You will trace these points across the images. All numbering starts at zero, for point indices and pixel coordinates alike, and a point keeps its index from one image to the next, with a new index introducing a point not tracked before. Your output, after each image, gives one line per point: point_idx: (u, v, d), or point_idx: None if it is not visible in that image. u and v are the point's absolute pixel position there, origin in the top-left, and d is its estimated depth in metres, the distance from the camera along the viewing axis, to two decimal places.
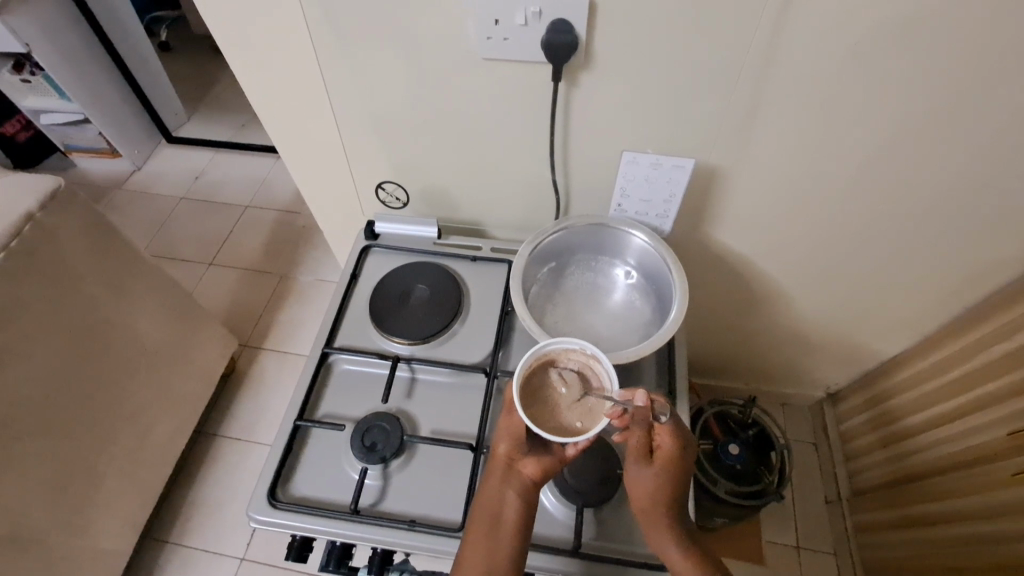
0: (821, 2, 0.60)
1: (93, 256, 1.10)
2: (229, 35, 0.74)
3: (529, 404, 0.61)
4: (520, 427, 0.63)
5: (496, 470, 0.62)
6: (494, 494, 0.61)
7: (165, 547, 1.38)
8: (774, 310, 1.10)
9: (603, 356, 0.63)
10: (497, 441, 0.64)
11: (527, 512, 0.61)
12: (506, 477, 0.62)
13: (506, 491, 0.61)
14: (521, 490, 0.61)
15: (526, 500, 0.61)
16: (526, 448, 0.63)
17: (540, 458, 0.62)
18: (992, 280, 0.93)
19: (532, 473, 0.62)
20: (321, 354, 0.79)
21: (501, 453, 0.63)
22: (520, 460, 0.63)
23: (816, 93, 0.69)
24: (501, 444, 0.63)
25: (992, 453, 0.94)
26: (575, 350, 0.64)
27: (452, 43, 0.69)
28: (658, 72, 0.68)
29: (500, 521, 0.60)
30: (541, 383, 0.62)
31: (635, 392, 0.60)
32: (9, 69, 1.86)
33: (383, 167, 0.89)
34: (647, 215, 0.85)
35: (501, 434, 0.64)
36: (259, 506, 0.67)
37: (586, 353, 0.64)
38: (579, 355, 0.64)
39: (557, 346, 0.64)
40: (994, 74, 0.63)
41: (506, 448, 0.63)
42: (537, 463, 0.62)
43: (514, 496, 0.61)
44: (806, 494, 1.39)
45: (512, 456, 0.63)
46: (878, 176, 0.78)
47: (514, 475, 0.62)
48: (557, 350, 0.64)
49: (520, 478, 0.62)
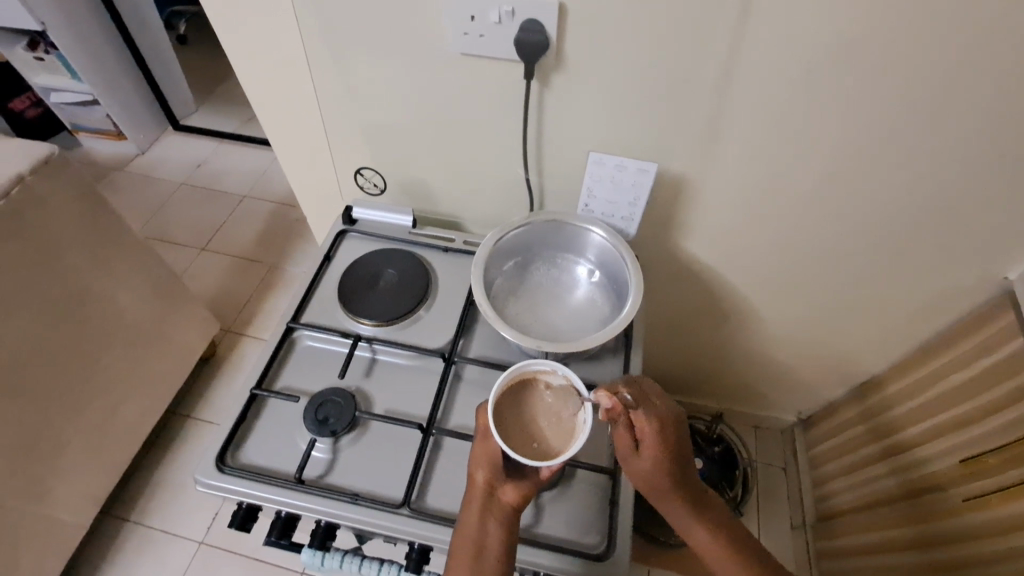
0: (774, 20, 0.64)
1: (79, 223, 1.12)
2: (219, 13, 0.77)
3: (499, 423, 0.64)
4: (497, 453, 0.63)
5: (476, 499, 0.62)
6: (476, 524, 0.61)
7: (124, 525, 1.38)
8: (743, 326, 1.12)
9: (578, 379, 0.66)
10: (474, 468, 0.63)
11: (511, 537, 0.62)
12: (487, 506, 0.62)
13: (488, 521, 0.61)
14: (504, 517, 0.62)
15: (510, 526, 0.62)
16: (504, 475, 0.63)
17: (519, 484, 0.63)
18: (951, 307, 0.96)
19: (512, 499, 0.62)
20: (286, 328, 0.80)
21: (480, 481, 0.63)
22: (499, 487, 0.63)
23: (773, 106, 0.72)
24: (479, 472, 0.63)
25: (945, 481, 0.95)
26: (549, 370, 0.67)
27: (434, 38, 0.72)
28: (624, 77, 0.72)
29: (483, 548, 0.60)
30: (514, 403, 0.65)
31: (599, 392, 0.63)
32: (24, 46, 1.92)
33: (362, 154, 0.91)
34: (613, 216, 0.87)
35: (478, 461, 0.63)
36: (206, 470, 0.68)
37: (561, 374, 0.67)
38: (555, 375, 0.67)
39: (532, 365, 0.68)
40: (942, 96, 0.67)
41: (484, 475, 0.63)
42: (516, 488, 0.63)
43: (496, 524, 0.61)
44: (772, 518, 1.39)
45: (491, 484, 0.63)
46: (837, 194, 0.81)
47: (494, 504, 0.62)
48: (534, 370, 0.68)
49: (501, 504, 0.62)
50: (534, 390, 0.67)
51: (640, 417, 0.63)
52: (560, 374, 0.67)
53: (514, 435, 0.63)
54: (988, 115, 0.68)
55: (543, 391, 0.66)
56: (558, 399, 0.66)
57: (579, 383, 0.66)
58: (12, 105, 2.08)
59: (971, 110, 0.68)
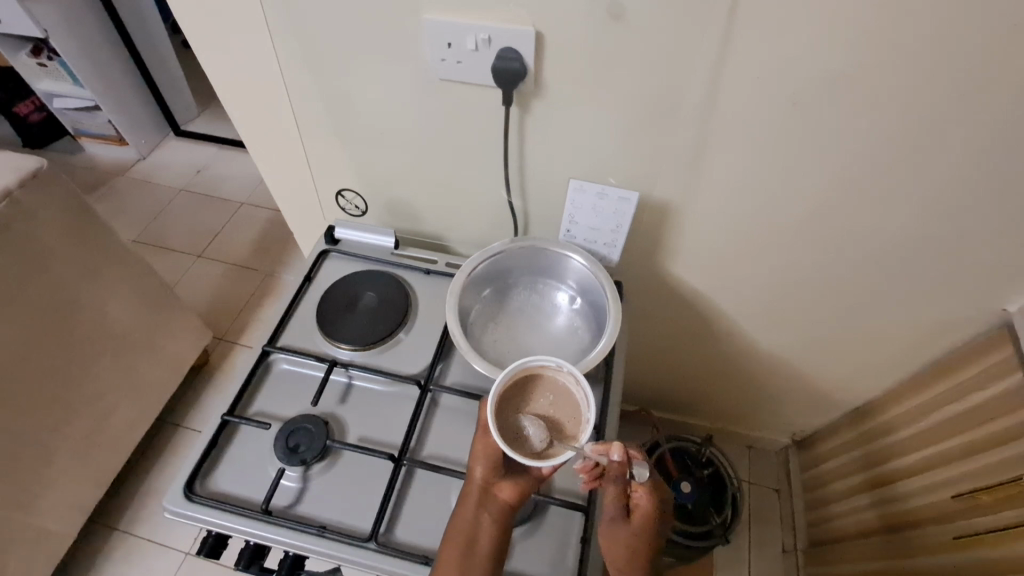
0: (756, 51, 0.63)
1: (66, 236, 1.12)
2: (199, 34, 0.76)
3: (500, 418, 0.62)
4: (496, 449, 0.63)
5: (472, 495, 0.62)
6: (470, 518, 0.61)
7: (112, 535, 1.37)
8: (734, 349, 1.10)
9: (585, 381, 0.63)
10: (473, 462, 0.64)
11: (502, 536, 0.61)
12: (483, 501, 0.62)
13: (481, 515, 0.61)
14: (497, 514, 0.62)
15: (502, 524, 0.62)
16: (503, 471, 0.63)
17: (518, 481, 0.63)
18: (945, 336, 0.94)
19: (509, 496, 0.62)
20: (262, 352, 0.79)
21: (478, 477, 0.63)
22: (496, 483, 0.63)
23: (756, 135, 0.71)
24: (477, 468, 0.63)
25: (941, 516, 0.92)
26: (554, 366, 0.65)
27: (414, 63, 0.71)
28: (603, 104, 0.71)
29: (474, 541, 0.60)
30: (515, 400, 0.63)
31: (611, 446, 0.60)
32: (27, 52, 1.93)
33: (344, 173, 0.91)
34: (595, 242, 0.85)
35: (478, 456, 0.63)
36: (174, 498, 0.67)
37: (568, 372, 0.64)
38: (560, 373, 0.65)
39: (537, 361, 0.65)
40: (927, 128, 0.66)
41: (482, 471, 0.63)
42: (514, 486, 0.63)
43: (490, 520, 0.61)
44: (764, 541, 1.36)
45: (488, 480, 0.63)
46: (826, 221, 0.80)
47: (490, 500, 0.62)
48: (539, 366, 0.65)
49: (497, 501, 0.62)
50: (539, 387, 0.64)
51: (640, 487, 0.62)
52: (566, 373, 0.64)
53: (509, 430, 0.61)
54: (974, 146, 0.67)
55: (546, 388, 0.64)
56: (562, 395, 0.64)
57: (584, 383, 0.63)
58: (15, 109, 2.11)
59: (955, 141, 0.67)
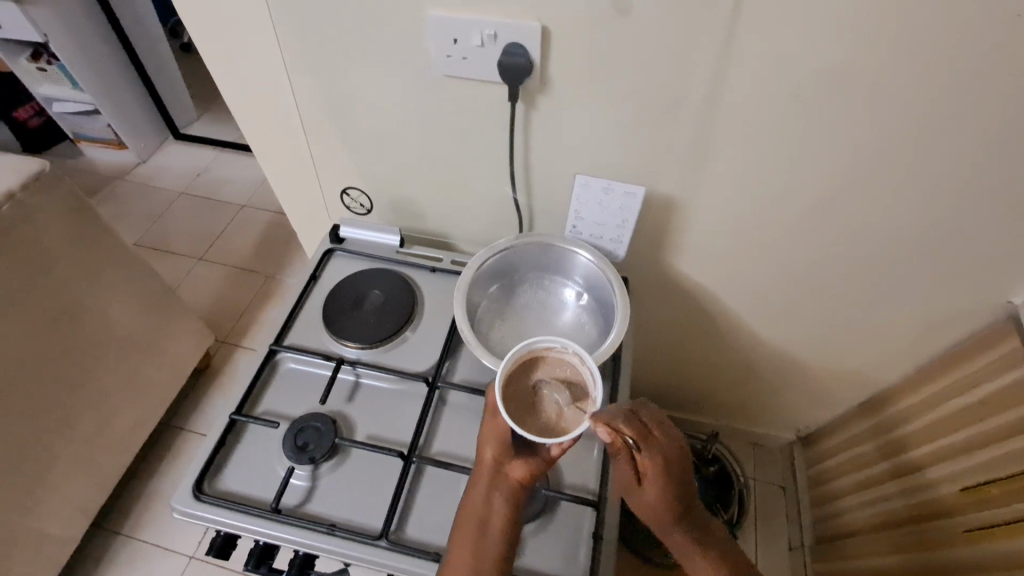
0: (761, 44, 0.63)
1: (69, 239, 1.12)
2: (203, 34, 0.76)
3: (506, 401, 0.62)
4: (505, 428, 0.63)
5: (484, 476, 0.62)
6: (481, 499, 0.61)
7: (115, 539, 1.37)
8: (739, 345, 1.10)
9: (590, 359, 0.63)
10: (484, 443, 0.64)
11: (514, 514, 0.61)
12: (494, 480, 0.62)
13: (493, 495, 0.61)
14: (508, 493, 0.61)
15: (513, 503, 0.61)
16: (513, 450, 0.63)
17: (528, 461, 0.62)
18: (951, 329, 0.94)
19: (520, 476, 0.62)
20: (269, 351, 0.79)
21: (488, 457, 0.63)
22: (507, 463, 0.62)
23: (762, 128, 0.71)
24: (488, 448, 0.63)
25: (948, 509, 0.92)
26: (558, 348, 0.65)
27: (418, 59, 0.72)
28: (608, 100, 0.71)
29: (486, 524, 0.60)
30: (521, 384, 0.63)
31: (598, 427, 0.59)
32: (27, 57, 1.94)
33: (349, 172, 0.91)
34: (601, 237, 0.86)
35: (488, 437, 0.63)
36: (183, 498, 0.67)
37: (573, 352, 0.64)
38: (565, 354, 0.64)
39: (541, 343, 0.64)
40: (932, 120, 0.66)
41: (493, 451, 0.63)
42: (524, 465, 0.62)
43: (501, 500, 0.61)
44: (770, 538, 1.36)
45: (499, 460, 0.62)
46: (830, 215, 0.80)
47: (501, 479, 0.62)
48: (543, 348, 0.65)
49: (508, 481, 0.62)
50: (544, 369, 0.64)
51: (644, 458, 0.60)
52: (571, 353, 0.64)
53: (517, 412, 0.61)
54: (978, 138, 0.67)
55: (550, 369, 0.63)
56: (567, 376, 0.64)
57: (588, 361, 0.63)
58: (15, 113, 2.11)
59: (959, 133, 0.67)
